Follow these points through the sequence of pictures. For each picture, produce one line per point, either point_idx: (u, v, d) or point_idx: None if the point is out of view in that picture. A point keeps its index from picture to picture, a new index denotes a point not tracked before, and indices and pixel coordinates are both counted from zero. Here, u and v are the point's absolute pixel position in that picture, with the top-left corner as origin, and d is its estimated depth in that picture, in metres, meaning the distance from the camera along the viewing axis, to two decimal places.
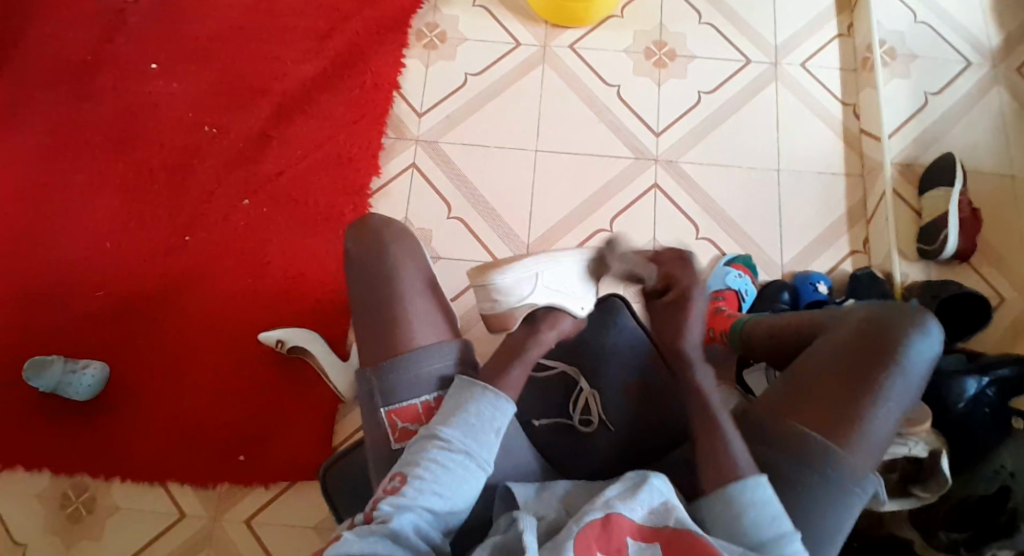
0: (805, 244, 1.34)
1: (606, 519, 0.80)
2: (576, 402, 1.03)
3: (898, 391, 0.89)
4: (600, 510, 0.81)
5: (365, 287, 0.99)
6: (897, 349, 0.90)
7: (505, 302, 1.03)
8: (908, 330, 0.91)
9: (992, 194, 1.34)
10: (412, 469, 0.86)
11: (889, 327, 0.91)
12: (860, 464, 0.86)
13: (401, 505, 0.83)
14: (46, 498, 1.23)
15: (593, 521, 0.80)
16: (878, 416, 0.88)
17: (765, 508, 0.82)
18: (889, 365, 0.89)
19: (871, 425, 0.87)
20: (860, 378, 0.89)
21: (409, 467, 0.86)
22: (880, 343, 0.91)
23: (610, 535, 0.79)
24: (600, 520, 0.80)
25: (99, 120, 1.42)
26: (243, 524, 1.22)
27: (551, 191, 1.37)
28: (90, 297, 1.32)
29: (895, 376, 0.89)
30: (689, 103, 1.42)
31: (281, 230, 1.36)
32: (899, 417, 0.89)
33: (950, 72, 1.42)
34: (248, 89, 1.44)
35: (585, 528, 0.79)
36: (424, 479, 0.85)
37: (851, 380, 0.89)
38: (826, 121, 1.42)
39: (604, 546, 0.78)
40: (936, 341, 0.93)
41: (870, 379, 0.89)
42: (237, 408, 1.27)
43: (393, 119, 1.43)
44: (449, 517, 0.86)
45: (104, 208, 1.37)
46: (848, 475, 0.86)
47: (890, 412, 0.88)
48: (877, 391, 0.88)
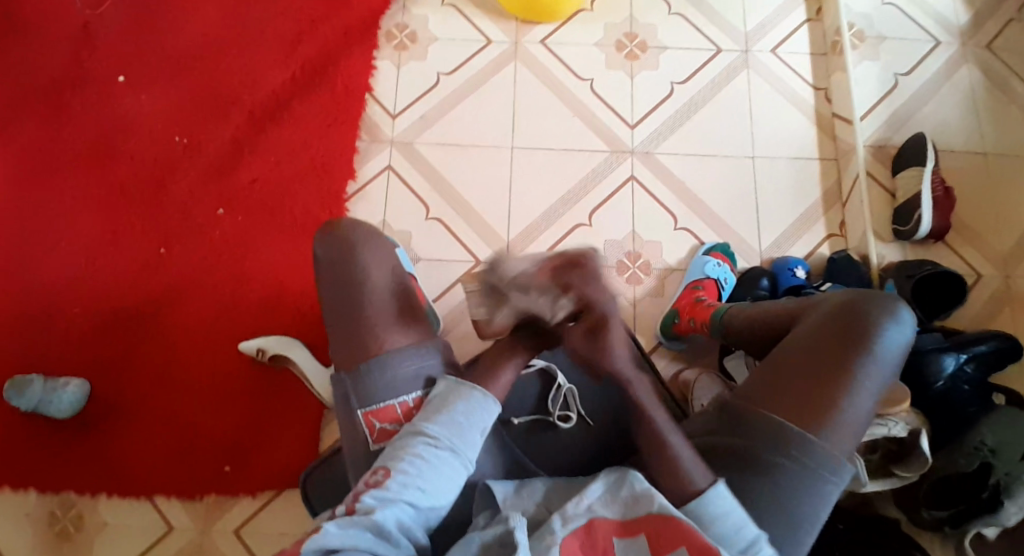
0: (782, 230, 1.35)
1: (588, 525, 0.82)
2: (555, 399, 1.12)
3: (871, 377, 0.90)
4: (583, 515, 0.82)
5: (336, 290, 0.99)
6: (869, 336, 0.91)
7: None
8: (880, 318, 0.92)
9: (965, 173, 1.35)
10: (396, 464, 0.86)
11: (861, 314, 0.92)
12: (833, 451, 0.87)
13: (385, 498, 0.83)
14: (34, 518, 1.23)
15: (577, 527, 0.81)
16: (851, 403, 0.89)
17: (731, 517, 0.83)
18: (862, 352, 0.90)
19: (844, 412, 0.88)
20: (832, 365, 0.90)
21: (393, 462, 0.87)
22: (853, 330, 0.92)
23: (593, 541, 0.80)
24: (583, 527, 0.81)
25: (68, 135, 1.41)
26: (233, 534, 1.22)
27: (529, 187, 1.37)
28: (67, 314, 1.31)
29: (868, 364, 0.90)
30: (662, 94, 1.43)
31: (258, 238, 1.35)
32: (872, 404, 0.90)
33: (920, 53, 1.43)
34: (218, 97, 1.43)
35: (569, 537, 0.80)
36: (407, 474, 0.85)
37: (825, 367, 0.90)
38: (798, 107, 1.42)
39: (588, 550, 0.80)
40: (908, 330, 0.94)
41: (843, 366, 0.90)
42: (221, 419, 1.26)
43: (367, 121, 1.42)
44: (430, 513, 0.86)
45: (77, 223, 1.36)
46: (822, 463, 0.87)
47: (863, 399, 0.89)
48: (851, 377, 0.89)
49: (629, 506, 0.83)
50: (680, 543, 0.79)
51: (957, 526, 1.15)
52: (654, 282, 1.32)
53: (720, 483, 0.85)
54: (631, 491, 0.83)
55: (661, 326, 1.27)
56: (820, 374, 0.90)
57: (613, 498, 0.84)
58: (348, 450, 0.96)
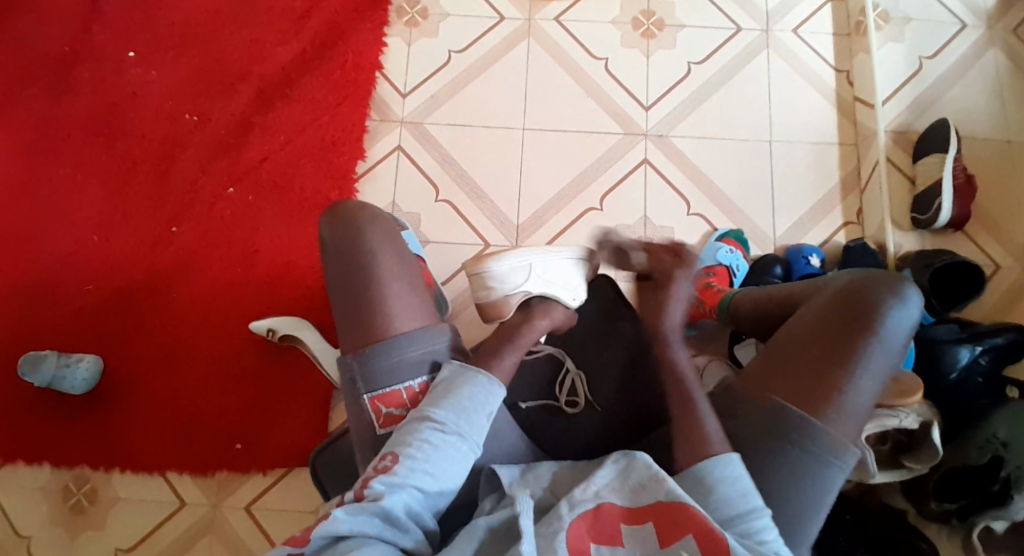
0: (797, 217, 1.33)
1: (596, 510, 0.82)
2: (562, 384, 1.10)
3: (875, 359, 0.89)
4: (591, 501, 0.82)
5: (342, 271, 0.98)
6: (874, 317, 0.90)
7: (499, 289, 1.06)
8: (885, 299, 0.91)
9: (989, 159, 1.31)
10: (403, 449, 0.86)
11: (865, 295, 0.91)
12: (837, 436, 0.86)
13: (392, 484, 0.84)
14: (49, 492, 1.25)
15: (584, 511, 0.82)
16: (855, 387, 0.88)
17: (737, 483, 0.82)
18: (866, 333, 0.89)
19: (848, 395, 0.87)
20: (835, 348, 0.89)
21: (401, 447, 0.87)
22: (857, 311, 0.90)
23: (602, 525, 0.81)
24: (591, 511, 0.82)
25: (79, 111, 1.40)
26: (243, 511, 1.24)
27: (540, 170, 1.35)
28: (79, 292, 1.32)
29: (872, 345, 0.89)
30: (679, 74, 1.39)
31: (267, 218, 1.34)
32: (877, 386, 0.88)
33: (946, 34, 1.39)
34: (228, 73, 1.42)
35: (577, 519, 0.81)
36: (415, 459, 0.86)
37: (828, 349, 0.89)
38: (819, 90, 1.39)
39: (596, 536, 0.80)
40: (914, 310, 0.92)
41: (846, 348, 0.89)
42: (231, 398, 1.28)
43: (377, 100, 1.40)
44: (439, 498, 0.86)
45: (89, 201, 1.36)
46: (825, 448, 0.86)
47: (868, 382, 0.88)
48: (853, 359, 0.88)
49: (636, 494, 0.83)
50: (686, 530, 0.79)
51: (964, 519, 1.11)
52: None
53: (734, 453, 0.84)
54: (639, 477, 0.83)
55: None
56: (822, 357, 0.89)
57: (620, 485, 0.84)
58: (355, 435, 0.96)
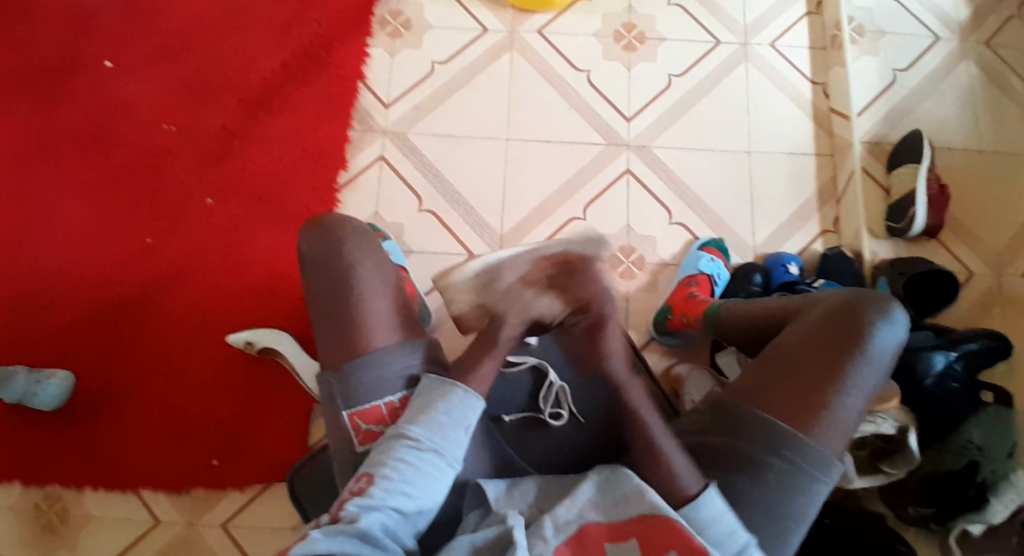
0: (776, 227, 1.35)
1: (579, 531, 0.82)
2: (546, 396, 1.11)
3: (863, 376, 0.91)
4: (574, 522, 0.83)
5: (322, 284, 0.98)
6: (862, 335, 0.92)
7: None
8: (873, 317, 0.93)
9: (960, 170, 1.35)
10: (379, 469, 0.86)
11: (855, 313, 0.93)
12: (825, 451, 0.88)
13: (368, 505, 0.83)
14: (19, 510, 1.22)
15: (569, 535, 0.82)
16: (844, 403, 0.90)
17: (722, 519, 0.83)
18: (854, 350, 0.91)
19: (837, 411, 0.89)
20: (824, 364, 0.91)
21: (377, 467, 0.87)
22: (846, 328, 0.93)
23: (585, 546, 0.81)
24: (574, 532, 0.82)
25: (54, 121, 1.38)
26: (219, 528, 1.22)
27: (523, 180, 1.36)
28: (55, 305, 1.29)
29: (860, 362, 0.91)
30: (660, 86, 1.41)
31: (249, 229, 1.34)
32: (864, 403, 0.91)
33: (919, 48, 1.42)
34: (209, 83, 1.41)
35: (563, 543, 0.81)
36: (391, 480, 0.85)
37: (817, 365, 0.91)
38: (796, 101, 1.41)
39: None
40: (901, 329, 0.95)
41: (835, 363, 0.91)
42: (211, 411, 1.26)
43: (360, 111, 1.40)
44: (417, 517, 0.86)
45: (64, 212, 1.34)
46: (812, 462, 0.88)
47: (855, 398, 0.90)
48: (843, 375, 0.90)
49: (619, 509, 0.83)
50: (667, 546, 0.80)
51: (942, 523, 1.16)
52: (648, 277, 1.32)
53: (711, 487, 0.85)
54: (622, 491, 0.84)
55: (654, 322, 1.27)
56: (812, 373, 0.91)
57: (602, 502, 0.84)
58: (332, 452, 0.95)
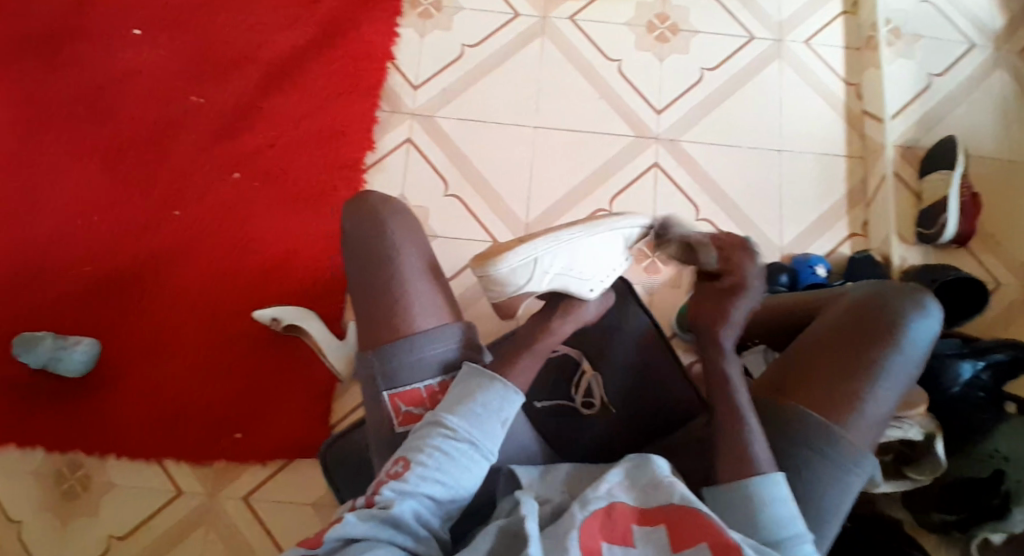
0: (804, 227, 1.34)
1: (609, 508, 0.82)
2: (578, 385, 1.08)
3: (894, 369, 0.90)
4: (603, 499, 0.83)
5: (364, 262, 0.98)
6: (893, 326, 0.91)
7: (506, 290, 0.98)
8: (905, 309, 0.92)
9: (992, 178, 1.33)
10: (415, 455, 0.86)
11: (886, 305, 0.92)
12: (855, 444, 0.87)
13: (403, 491, 0.84)
14: (41, 476, 1.23)
15: (597, 509, 0.82)
16: (874, 395, 0.89)
17: (783, 509, 0.82)
18: (885, 342, 0.90)
19: (867, 404, 0.88)
20: (855, 356, 0.90)
21: (413, 453, 0.86)
22: (876, 320, 0.91)
23: (614, 525, 0.80)
24: (604, 508, 0.82)
25: (83, 89, 1.38)
26: (241, 500, 1.22)
27: (550, 168, 1.35)
28: (79, 273, 1.29)
29: (891, 355, 0.90)
30: (691, 80, 1.40)
31: (274, 205, 1.33)
32: (896, 396, 0.90)
33: (954, 53, 1.41)
34: (238, 57, 1.40)
35: (590, 516, 0.81)
36: (426, 467, 0.85)
37: (849, 357, 0.90)
38: (828, 101, 1.40)
39: (608, 534, 0.80)
40: (935, 321, 0.93)
41: (868, 355, 0.90)
42: (233, 385, 1.26)
43: (389, 92, 1.39)
44: (450, 505, 0.86)
45: (91, 181, 1.34)
46: (845, 455, 0.87)
47: (886, 391, 0.89)
48: (875, 368, 0.89)
49: (649, 496, 0.83)
50: (701, 538, 0.78)
51: (965, 530, 1.16)
52: (671, 273, 1.32)
53: (779, 472, 0.84)
54: (650, 478, 0.84)
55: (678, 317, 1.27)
56: (844, 366, 0.90)
57: (631, 485, 0.85)
58: (371, 429, 0.97)
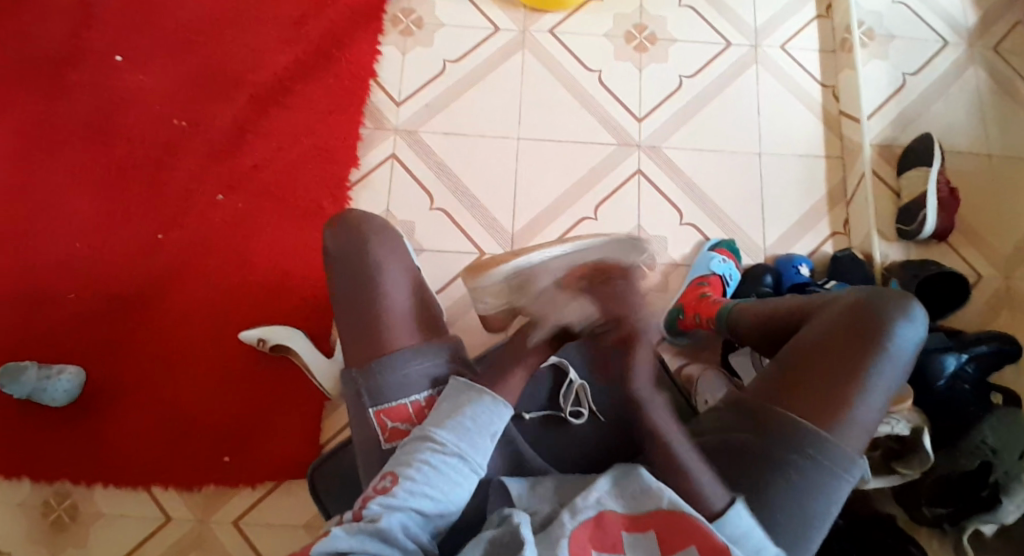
0: (787, 228, 1.35)
1: (598, 518, 0.82)
2: (566, 395, 1.09)
3: (884, 376, 0.91)
4: (593, 508, 0.83)
5: (347, 281, 0.99)
6: (883, 335, 0.92)
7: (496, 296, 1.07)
8: (893, 316, 0.93)
9: (969, 173, 1.35)
10: (403, 470, 0.86)
11: (876, 311, 0.93)
12: (847, 450, 0.88)
13: (391, 505, 0.83)
14: (27, 507, 1.21)
15: (587, 518, 0.82)
16: (864, 402, 0.90)
17: (751, 536, 0.84)
18: (875, 351, 0.91)
19: (857, 411, 0.90)
20: (846, 361, 0.91)
21: (402, 467, 0.86)
22: (866, 328, 0.93)
23: (604, 534, 0.81)
24: (592, 520, 0.82)
25: (62, 115, 1.37)
26: (232, 525, 1.21)
27: (534, 179, 1.35)
28: (61, 301, 1.28)
29: (881, 362, 0.91)
30: (671, 87, 1.42)
31: (259, 225, 1.32)
32: (885, 402, 0.91)
33: (927, 53, 1.43)
34: (219, 79, 1.40)
35: (579, 527, 0.81)
36: (415, 481, 0.85)
37: (840, 362, 0.91)
38: (806, 103, 1.42)
39: (598, 544, 0.81)
40: (920, 327, 0.95)
41: (859, 363, 0.91)
42: (221, 409, 1.25)
43: (371, 109, 1.40)
44: (439, 519, 0.86)
45: (72, 207, 1.32)
46: (836, 459, 0.88)
47: (876, 398, 0.90)
48: (866, 372, 0.91)
49: (637, 502, 0.83)
50: (688, 542, 0.80)
51: (955, 523, 1.17)
52: (660, 277, 1.32)
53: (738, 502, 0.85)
54: (638, 486, 0.84)
55: (666, 322, 1.27)
56: (834, 371, 0.91)
57: (620, 493, 0.84)
58: (358, 448, 0.96)
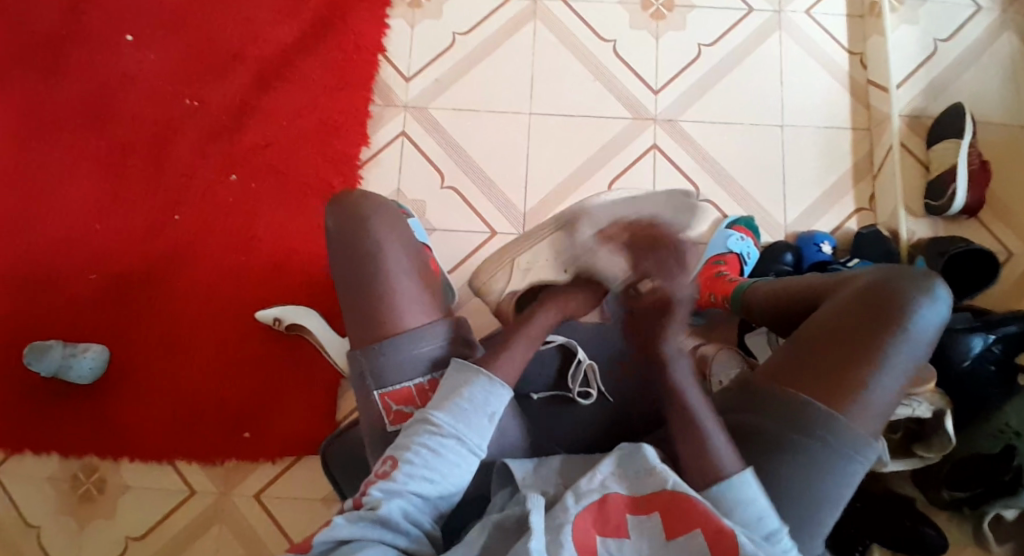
0: (809, 203, 1.31)
1: (602, 501, 0.80)
2: (575, 375, 1.05)
3: (900, 355, 0.87)
4: (596, 492, 0.81)
5: (349, 259, 0.97)
6: (902, 315, 0.88)
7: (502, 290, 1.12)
8: (914, 295, 0.89)
9: (1002, 144, 1.29)
10: (402, 454, 0.85)
11: (898, 288, 0.89)
12: (859, 433, 0.86)
13: (391, 490, 0.83)
14: (56, 482, 1.25)
15: (590, 503, 0.80)
16: (879, 382, 0.87)
17: (750, 507, 0.80)
18: (893, 330, 0.88)
19: (871, 393, 0.86)
20: (862, 340, 0.88)
21: (401, 451, 0.85)
22: (884, 308, 0.89)
23: (607, 517, 0.79)
24: (597, 503, 0.80)
25: (76, 96, 1.38)
26: (252, 499, 1.24)
27: (546, 155, 1.33)
28: (82, 281, 1.31)
29: (898, 341, 0.88)
30: (689, 57, 1.37)
31: (271, 204, 1.33)
32: (901, 383, 0.87)
33: (960, 17, 1.36)
34: (227, 56, 1.39)
35: (583, 511, 0.79)
36: (413, 465, 0.84)
37: (852, 341, 0.88)
38: (832, 72, 1.36)
39: (601, 527, 0.79)
40: (943, 306, 0.91)
41: (875, 343, 0.87)
42: (238, 385, 1.27)
43: (381, 85, 1.38)
44: (440, 502, 0.85)
45: (89, 187, 1.34)
46: (847, 442, 0.85)
47: (892, 378, 0.87)
48: (882, 352, 0.87)
49: (639, 484, 0.81)
50: (695, 526, 0.77)
51: (975, 507, 1.15)
52: None
53: (744, 474, 0.81)
54: (642, 466, 0.82)
55: None
56: (849, 351, 0.88)
57: (623, 475, 0.83)
58: (365, 429, 0.96)
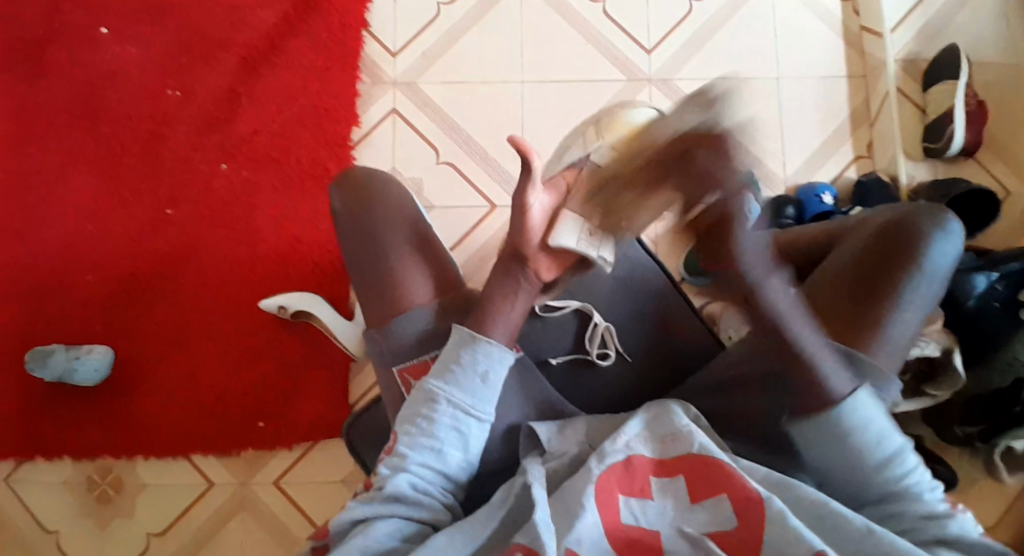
0: (809, 154, 1.30)
1: (627, 461, 0.77)
2: (593, 337, 1.03)
3: (917, 293, 0.86)
4: (621, 452, 0.78)
5: (355, 236, 0.95)
6: (916, 253, 0.87)
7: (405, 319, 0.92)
8: (928, 233, 0.88)
9: (998, 84, 1.29)
10: (402, 428, 0.82)
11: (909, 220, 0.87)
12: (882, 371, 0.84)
13: (395, 465, 0.81)
14: (72, 485, 1.24)
15: (615, 462, 0.77)
16: (897, 320, 0.86)
17: (873, 427, 0.74)
18: (908, 268, 0.87)
19: (890, 331, 0.85)
20: (878, 282, 0.87)
21: (401, 425, 0.83)
22: (898, 247, 0.88)
23: (631, 478, 0.76)
24: (622, 462, 0.77)
25: (53, 93, 1.34)
26: (273, 486, 1.23)
27: (542, 123, 1.31)
28: (76, 283, 1.28)
29: (914, 279, 0.86)
30: (681, 13, 1.35)
31: (264, 191, 1.30)
32: (920, 322, 0.86)
33: None
34: (206, 42, 1.35)
35: (607, 471, 0.76)
36: (412, 437, 0.81)
37: (868, 284, 0.87)
38: (825, 21, 1.35)
39: (626, 487, 0.76)
40: (956, 241, 0.89)
41: (890, 283, 0.86)
42: (249, 375, 1.26)
43: (366, 61, 1.35)
44: (450, 469, 0.82)
45: (76, 186, 1.31)
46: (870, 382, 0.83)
47: (910, 316, 0.86)
48: (898, 290, 0.86)
49: (666, 447, 0.79)
50: (721, 491, 0.73)
51: (987, 441, 1.17)
52: None
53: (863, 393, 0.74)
54: (669, 429, 0.79)
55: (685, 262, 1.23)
56: (865, 293, 0.87)
57: (649, 437, 0.80)
58: (389, 406, 0.93)
